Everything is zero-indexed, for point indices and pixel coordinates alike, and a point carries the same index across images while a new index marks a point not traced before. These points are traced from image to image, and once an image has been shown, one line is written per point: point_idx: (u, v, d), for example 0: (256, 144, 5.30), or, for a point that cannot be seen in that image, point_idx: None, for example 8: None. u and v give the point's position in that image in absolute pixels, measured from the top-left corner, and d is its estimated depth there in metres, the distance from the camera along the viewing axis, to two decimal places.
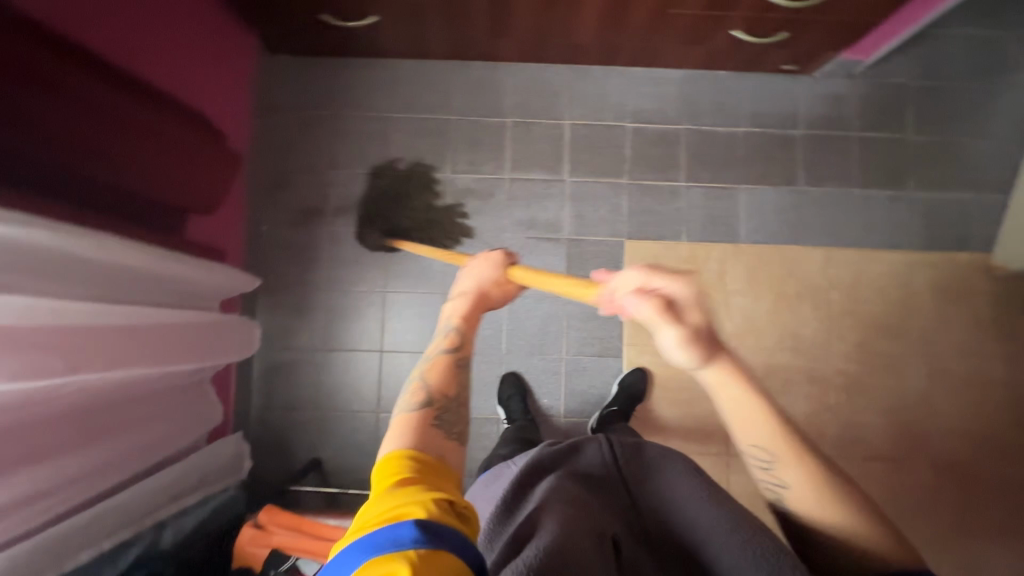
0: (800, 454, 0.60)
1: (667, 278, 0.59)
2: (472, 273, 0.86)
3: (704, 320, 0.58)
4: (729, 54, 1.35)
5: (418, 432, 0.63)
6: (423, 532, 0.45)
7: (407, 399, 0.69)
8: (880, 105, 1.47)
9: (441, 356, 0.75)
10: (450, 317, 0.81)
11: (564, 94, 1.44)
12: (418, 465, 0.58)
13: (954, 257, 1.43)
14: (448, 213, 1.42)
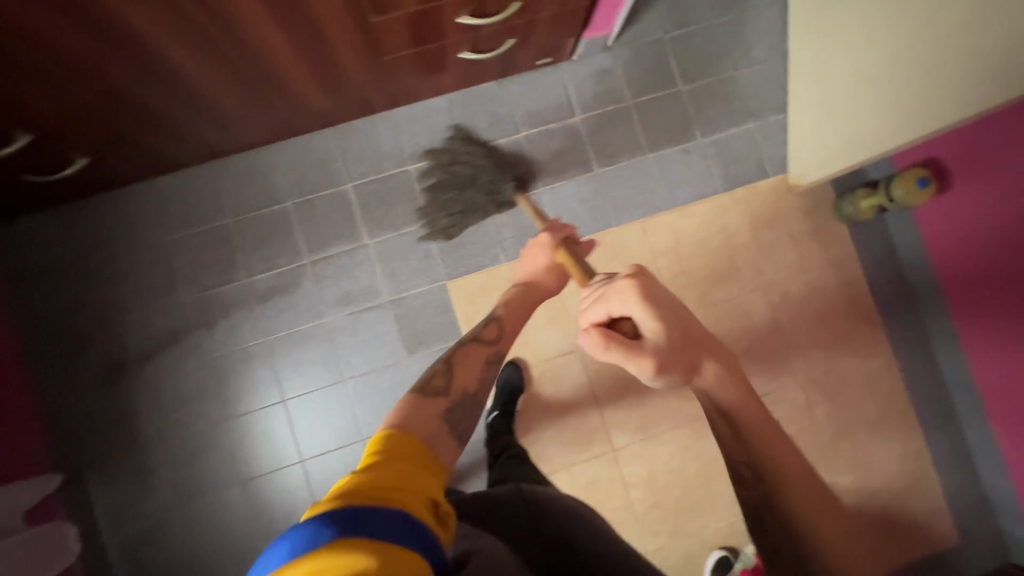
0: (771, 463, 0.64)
1: (621, 300, 0.72)
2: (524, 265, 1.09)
3: (656, 328, 0.70)
4: (476, 70, 1.31)
5: (423, 407, 0.70)
6: (398, 523, 0.48)
7: (431, 380, 0.76)
8: (645, 66, 1.47)
9: (479, 346, 0.87)
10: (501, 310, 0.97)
11: (337, 159, 1.38)
12: (395, 446, 0.59)
13: (756, 187, 1.47)
14: (259, 318, 1.34)
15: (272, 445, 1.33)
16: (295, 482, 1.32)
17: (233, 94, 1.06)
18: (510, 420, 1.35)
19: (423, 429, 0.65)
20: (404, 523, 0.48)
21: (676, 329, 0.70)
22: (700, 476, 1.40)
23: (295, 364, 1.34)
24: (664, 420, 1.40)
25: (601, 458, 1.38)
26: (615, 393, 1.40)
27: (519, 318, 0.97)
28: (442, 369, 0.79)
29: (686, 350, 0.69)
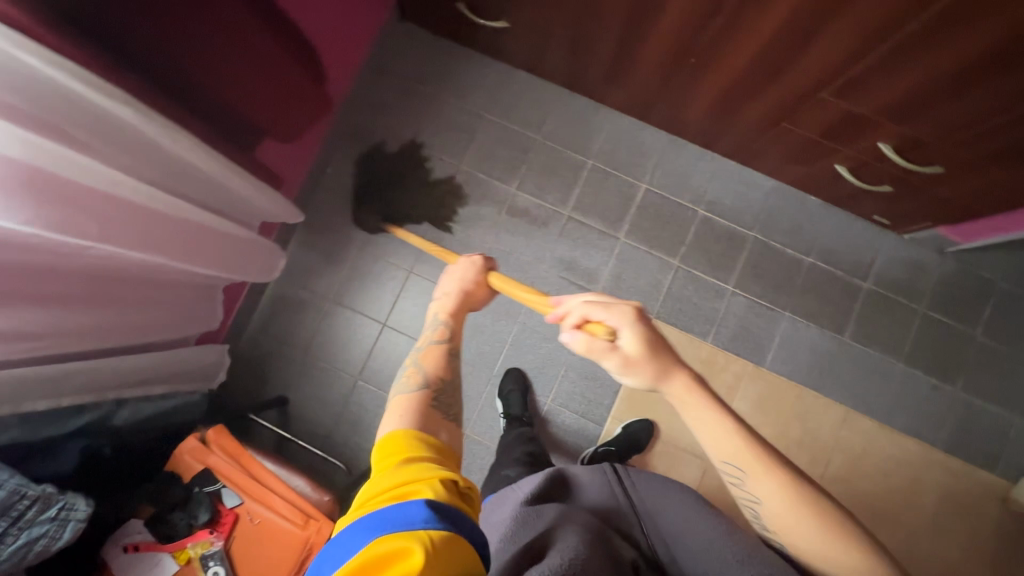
0: (760, 460, 0.64)
1: (608, 309, 0.69)
2: (455, 274, 0.88)
3: (640, 350, 0.67)
4: (825, 183, 1.31)
5: (422, 409, 0.67)
6: (428, 515, 0.49)
7: (405, 385, 0.72)
8: (957, 291, 1.40)
9: (437, 347, 0.78)
10: (439, 309, 0.83)
11: (651, 158, 1.43)
12: (424, 448, 0.60)
13: (973, 471, 1.35)
14: (498, 224, 1.43)
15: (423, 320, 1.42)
16: None
17: (658, 62, 1.15)
18: (620, 461, 1.30)
19: (416, 425, 0.64)
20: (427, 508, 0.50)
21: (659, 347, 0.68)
22: None
23: None
24: None
25: None
26: None
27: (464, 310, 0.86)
28: (412, 371, 0.74)
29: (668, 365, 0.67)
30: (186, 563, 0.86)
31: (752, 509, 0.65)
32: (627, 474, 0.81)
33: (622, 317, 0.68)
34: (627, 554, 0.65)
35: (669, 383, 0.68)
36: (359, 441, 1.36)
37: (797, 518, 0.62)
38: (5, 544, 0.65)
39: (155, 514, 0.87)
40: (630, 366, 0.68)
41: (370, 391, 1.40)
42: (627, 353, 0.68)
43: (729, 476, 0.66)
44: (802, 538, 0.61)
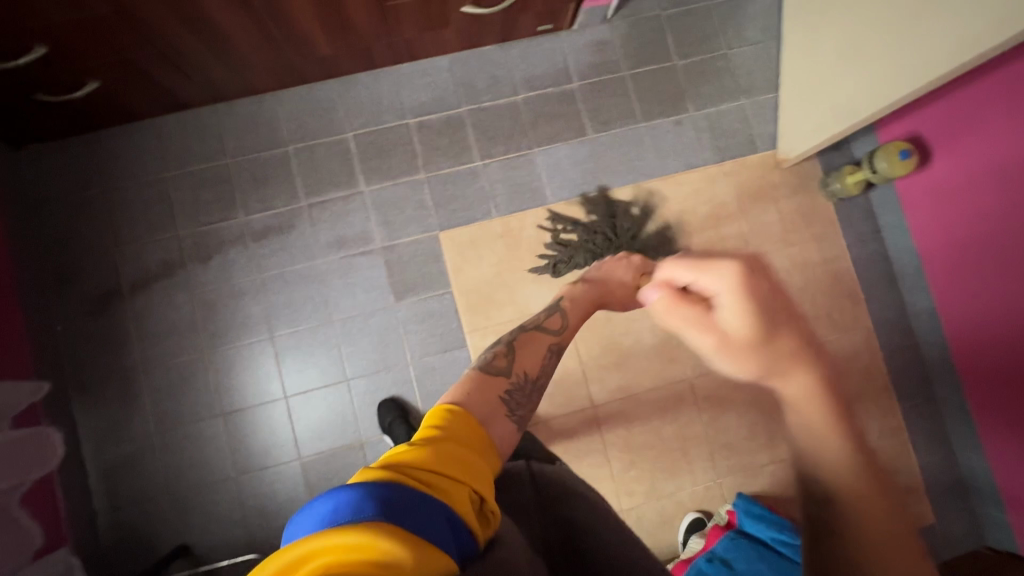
0: (882, 495, 0.44)
1: (693, 274, 0.54)
2: (603, 270, 1.00)
3: (739, 323, 0.48)
4: (476, 28, 1.37)
5: (486, 384, 0.69)
6: (438, 524, 0.47)
7: (491, 361, 0.75)
8: (642, 39, 1.53)
9: (544, 337, 0.81)
10: (565, 304, 0.90)
11: (338, 109, 1.43)
12: (456, 426, 0.61)
13: (744, 162, 1.51)
14: (254, 256, 1.38)
15: (257, 382, 1.36)
16: (277, 417, 1.35)
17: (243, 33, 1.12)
18: None
19: (482, 409, 0.65)
20: (444, 520, 0.48)
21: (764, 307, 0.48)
22: (676, 437, 1.41)
23: (286, 302, 1.37)
24: (643, 381, 1.42)
25: (579, 413, 1.39)
26: (598, 350, 1.42)
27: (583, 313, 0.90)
28: (503, 353, 0.77)
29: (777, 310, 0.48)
30: None
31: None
32: (544, 466, 0.73)
33: (715, 279, 0.51)
34: None
35: (789, 382, 0.46)
36: (278, 523, 1.30)
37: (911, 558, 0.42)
38: None
39: None
40: (734, 350, 0.48)
41: (257, 475, 1.33)
42: (725, 324, 0.49)
43: (802, 496, 0.46)
44: (897, 571, 0.41)
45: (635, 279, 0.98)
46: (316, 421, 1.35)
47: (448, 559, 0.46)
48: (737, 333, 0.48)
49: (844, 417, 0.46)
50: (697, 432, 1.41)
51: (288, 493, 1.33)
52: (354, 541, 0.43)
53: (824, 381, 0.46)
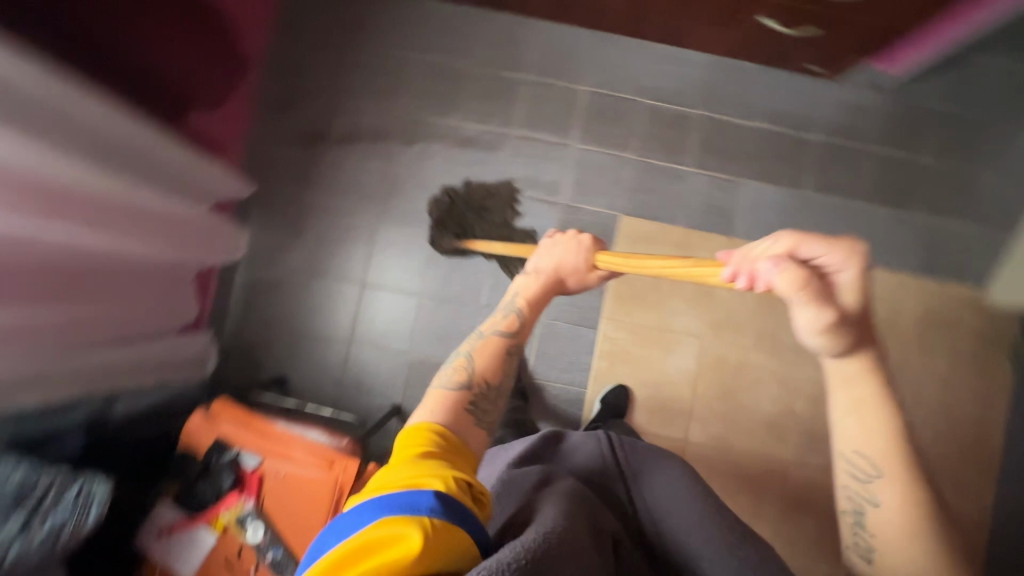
0: (905, 472, 0.58)
1: (823, 246, 0.55)
2: (556, 253, 0.89)
3: (853, 303, 0.55)
4: (756, 41, 1.33)
5: (450, 402, 0.69)
6: (436, 505, 0.55)
7: (449, 376, 0.74)
8: (900, 122, 1.45)
9: (497, 339, 0.79)
10: (522, 301, 0.84)
11: (585, 59, 1.43)
12: (445, 442, 0.64)
13: (943, 286, 1.42)
14: (451, 158, 1.42)
15: (403, 270, 1.41)
16: (406, 308, 1.41)
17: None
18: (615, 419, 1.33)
19: (456, 419, 0.68)
20: (430, 502, 0.55)
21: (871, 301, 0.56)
22: (749, 510, 1.37)
23: (459, 212, 1.41)
24: (742, 441, 1.39)
25: (670, 441, 1.38)
26: (714, 392, 1.40)
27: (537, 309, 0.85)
28: (461, 363, 0.76)
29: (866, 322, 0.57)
30: (224, 529, 0.88)
31: (860, 511, 0.61)
32: (623, 440, 0.85)
33: (849, 263, 0.54)
34: (610, 529, 0.67)
35: (871, 342, 0.58)
36: (367, 400, 1.37)
37: (895, 510, 0.58)
38: (34, 528, 0.68)
39: (183, 488, 0.90)
40: (833, 328, 0.55)
41: (366, 350, 1.40)
42: (841, 303, 0.55)
43: (852, 474, 0.61)
44: (885, 519, 0.59)
45: (587, 267, 0.88)
46: (437, 329, 1.40)
47: (454, 528, 0.54)
48: (853, 307, 0.55)
49: (868, 388, 0.58)
50: (772, 518, 1.36)
51: (385, 378, 1.39)
52: (396, 534, 0.52)
53: (876, 347, 0.58)
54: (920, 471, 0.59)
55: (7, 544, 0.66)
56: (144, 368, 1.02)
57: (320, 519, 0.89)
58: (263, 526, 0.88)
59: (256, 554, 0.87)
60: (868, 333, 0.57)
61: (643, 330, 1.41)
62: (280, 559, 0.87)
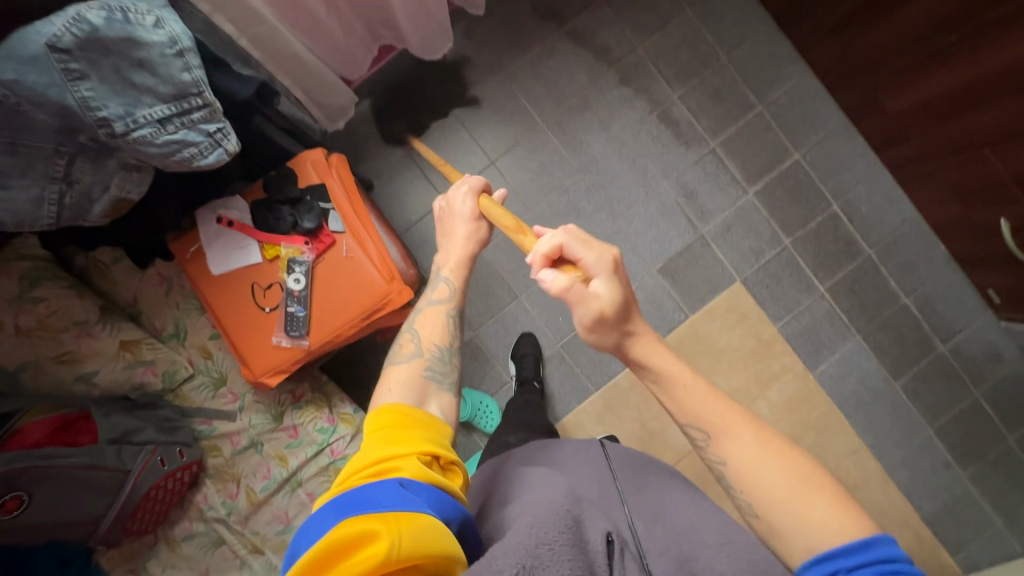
0: (733, 428, 0.67)
1: (580, 246, 0.68)
2: (457, 205, 0.84)
3: (613, 293, 0.67)
4: (974, 234, 1.27)
5: (402, 377, 0.71)
6: (404, 492, 0.51)
7: (399, 352, 0.75)
8: (1016, 395, 1.40)
9: (435, 306, 0.80)
10: (450, 266, 0.82)
11: (820, 134, 1.37)
12: (410, 416, 0.65)
13: (942, 554, 1.36)
14: (644, 123, 1.36)
15: (531, 178, 1.37)
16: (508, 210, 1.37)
17: (916, 25, 1.09)
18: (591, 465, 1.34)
19: (399, 395, 0.68)
20: (401, 491, 0.52)
21: (626, 295, 0.69)
22: None
23: (613, 171, 1.37)
24: None
25: None
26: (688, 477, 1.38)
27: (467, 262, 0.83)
28: (406, 336, 0.77)
29: (628, 311, 0.70)
30: (272, 259, 0.87)
31: (721, 475, 0.68)
32: (611, 445, 0.88)
33: (597, 270, 0.68)
34: (597, 532, 0.63)
35: (649, 355, 0.71)
36: (420, 254, 1.36)
37: (752, 467, 0.65)
38: (167, 129, 0.65)
39: (263, 200, 0.87)
40: (596, 324, 0.69)
41: None
42: (597, 293, 0.67)
43: (699, 455, 0.71)
44: (744, 468, 0.65)
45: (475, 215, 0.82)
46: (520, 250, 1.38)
47: (420, 511, 0.50)
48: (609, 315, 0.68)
49: (669, 377, 0.71)
50: None
51: None
52: (360, 529, 0.47)
53: (673, 379, 0.71)
54: (731, 409, 0.68)
55: (141, 124, 0.63)
56: (309, 85, 0.97)
57: (349, 314, 0.88)
58: (304, 282, 0.86)
59: (282, 299, 0.87)
60: (621, 347, 0.72)
61: None
62: (298, 318, 0.87)
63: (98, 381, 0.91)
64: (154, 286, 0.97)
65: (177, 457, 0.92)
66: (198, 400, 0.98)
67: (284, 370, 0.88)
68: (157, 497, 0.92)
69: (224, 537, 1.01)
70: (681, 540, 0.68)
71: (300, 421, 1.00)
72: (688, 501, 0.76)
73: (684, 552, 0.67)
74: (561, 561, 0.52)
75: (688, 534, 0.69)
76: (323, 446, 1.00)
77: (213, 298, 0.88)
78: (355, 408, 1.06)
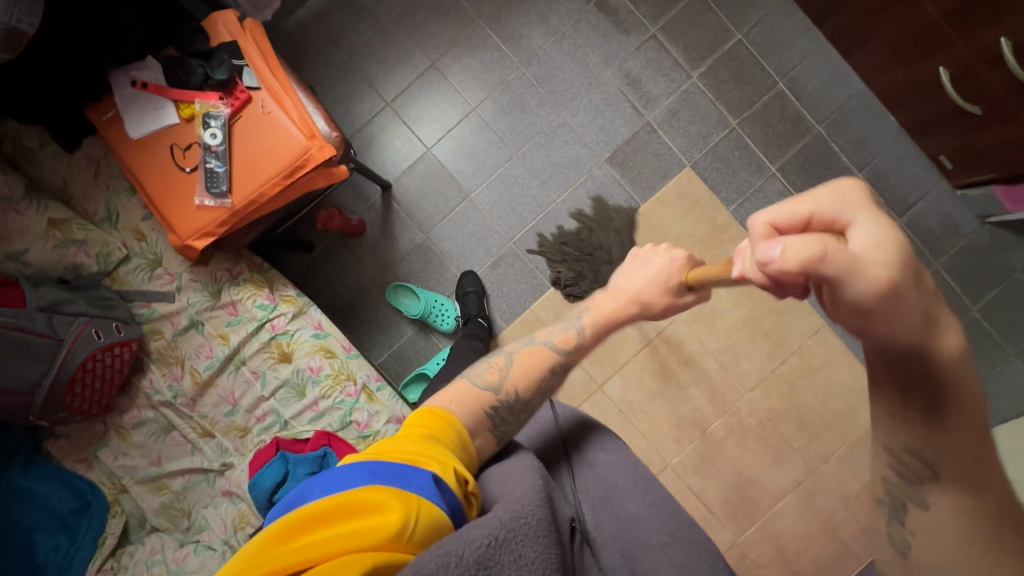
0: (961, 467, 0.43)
1: (796, 201, 0.40)
2: (647, 264, 0.76)
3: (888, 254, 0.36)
4: (918, 94, 1.26)
5: (471, 400, 0.71)
6: (428, 488, 0.56)
7: (483, 375, 0.75)
8: (976, 264, 1.39)
9: (547, 352, 0.77)
10: (591, 319, 0.78)
11: (761, 12, 1.37)
12: (452, 434, 0.66)
13: None
14: (584, 13, 1.36)
15: (474, 77, 1.36)
16: (453, 111, 1.37)
17: None
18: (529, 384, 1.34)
19: (462, 414, 0.70)
20: (429, 483, 0.56)
21: (909, 259, 0.37)
22: None
23: (556, 65, 1.36)
24: (644, 420, 1.37)
25: (586, 374, 1.38)
26: (651, 367, 1.38)
27: (607, 330, 0.78)
28: (499, 364, 0.76)
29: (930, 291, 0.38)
30: (189, 119, 0.87)
31: (898, 506, 0.47)
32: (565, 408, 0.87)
33: (851, 213, 0.38)
34: (564, 514, 0.70)
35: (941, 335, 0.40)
36: (369, 162, 1.36)
37: (956, 529, 0.43)
38: None
39: (174, 57, 0.87)
40: (849, 307, 0.38)
41: (394, 122, 1.37)
42: (853, 251, 0.37)
43: (889, 487, 0.47)
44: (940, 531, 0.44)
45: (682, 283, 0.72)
46: (466, 149, 1.36)
47: (440, 513, 0.55)
48: (874, 300, 0.37)
49: (954, 387, 0.41)
50: None
51: (394, 156, 1.36)
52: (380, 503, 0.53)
53: (954, 393, 0.41)
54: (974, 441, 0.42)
55: None
56: None
57: (270, 170, 0.87)
58: (221, 137, 0.86)
59: (201, 157, 0.87)
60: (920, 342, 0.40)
61: None
62: (218, 175, 0.86)
63: (30, 260, 0.91)
64: (82, 169, 0.96)
65: (113, 332, 0.92)
66: (135, 283, 0.98)
67: (211, 232, 0.88)
68: (97, 374, 0.92)
69: (173, 422, 1.02)
70: (626, 536, 0.76)
71: (239, 297, 1.01)
72: (635, 483, 0.80)
73: (630, 548, 0.75)
74: (535, 539, 0.58)
75: (633, 525, 0.76)
76: (263, 321, 1.01)
77: (134, 163, 0.88)
78: (298, 292, 1.06)
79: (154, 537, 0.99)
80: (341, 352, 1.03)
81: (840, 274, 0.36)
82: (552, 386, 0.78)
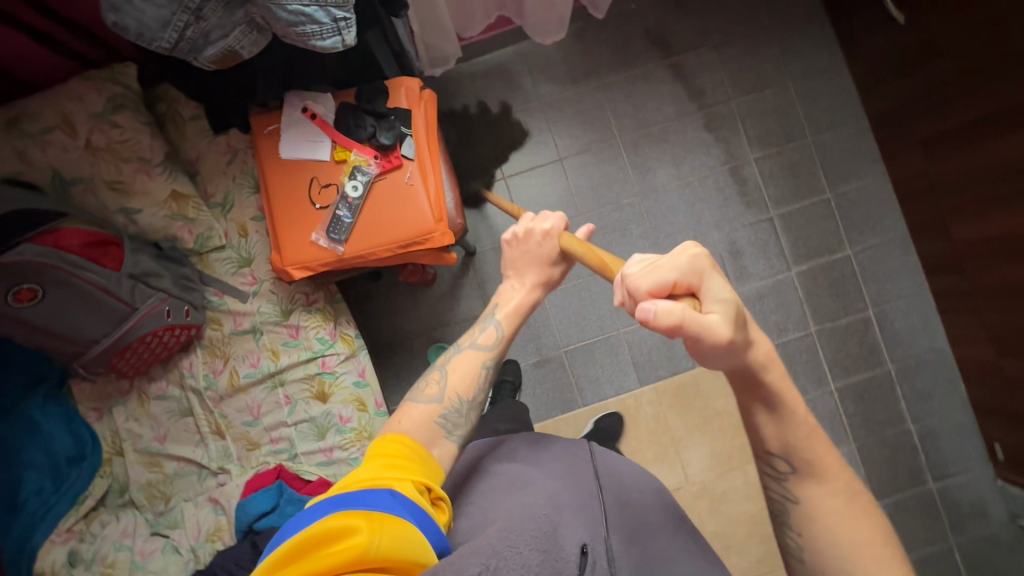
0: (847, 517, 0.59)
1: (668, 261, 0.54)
2: (537, 240, 0.76)
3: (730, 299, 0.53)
4: (999, 381, 1.26)
5: (408, 417, 0.69)
6: (393, 502, 0.54)
7: (422, 391, 0.72)
8: (993, 557, 1.36)
9: (473, 353, 0.76)
10: (505, 314, 0.77)
11: (877, 239, 1.38)
12: (408, 448, 0.65)
13: None
14: (715, 173, 1.39)
15: (592, 188, 1.39)
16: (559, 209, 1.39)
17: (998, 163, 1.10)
18: None
19: (410, 430, 0.67)
20: (388, 497, 0.54)
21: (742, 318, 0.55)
22: None
23: (671, 207, 1.39)
24: None
25: None
26: None
27: (521, 313, 0.78)
28: (433, 376, 0.74)
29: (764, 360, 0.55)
30: (339, 162, 0.90)
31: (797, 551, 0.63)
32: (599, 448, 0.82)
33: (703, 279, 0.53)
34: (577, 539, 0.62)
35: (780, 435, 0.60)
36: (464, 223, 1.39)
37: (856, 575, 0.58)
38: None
39: (350, 105, 0.91)
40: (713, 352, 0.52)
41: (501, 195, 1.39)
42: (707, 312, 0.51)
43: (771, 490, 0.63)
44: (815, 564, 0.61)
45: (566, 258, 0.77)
46: None
47: (403, 522, 0.52)
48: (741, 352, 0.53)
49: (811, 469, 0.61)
50: None
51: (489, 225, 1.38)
52: (346, 524, 0.50)
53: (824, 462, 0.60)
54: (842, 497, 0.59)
55: None
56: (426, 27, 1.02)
57: (390, 237, 0.90)
58: (360, 192, 0.89)
59: (335, 201, 0.89)
60: (747, 367, 0.56)
61: (663, 427, 1.36)
62: (343, 224, 0.89)
63: (139, 220, 0.94)
64: (219, 153, 0.99)
65: (182, 314, 0.94)
66: (218, 272, 1.00)
67: (312, 268, 0.90)
68: (151, 345, 0.93)
69: (193, 409, 1.02)
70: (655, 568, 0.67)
71: (305, 323, 1.02)
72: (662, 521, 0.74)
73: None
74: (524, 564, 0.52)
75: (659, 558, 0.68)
76: (317, 355, 1.02)
77: (272, 179, 0.91)
78: (357, 333, 1.08)
79: (127, 515, 0.97)
80: (372, 407, 1.04)
81: (699, 334, 0.50)
82: (491, 382, 0.77)
